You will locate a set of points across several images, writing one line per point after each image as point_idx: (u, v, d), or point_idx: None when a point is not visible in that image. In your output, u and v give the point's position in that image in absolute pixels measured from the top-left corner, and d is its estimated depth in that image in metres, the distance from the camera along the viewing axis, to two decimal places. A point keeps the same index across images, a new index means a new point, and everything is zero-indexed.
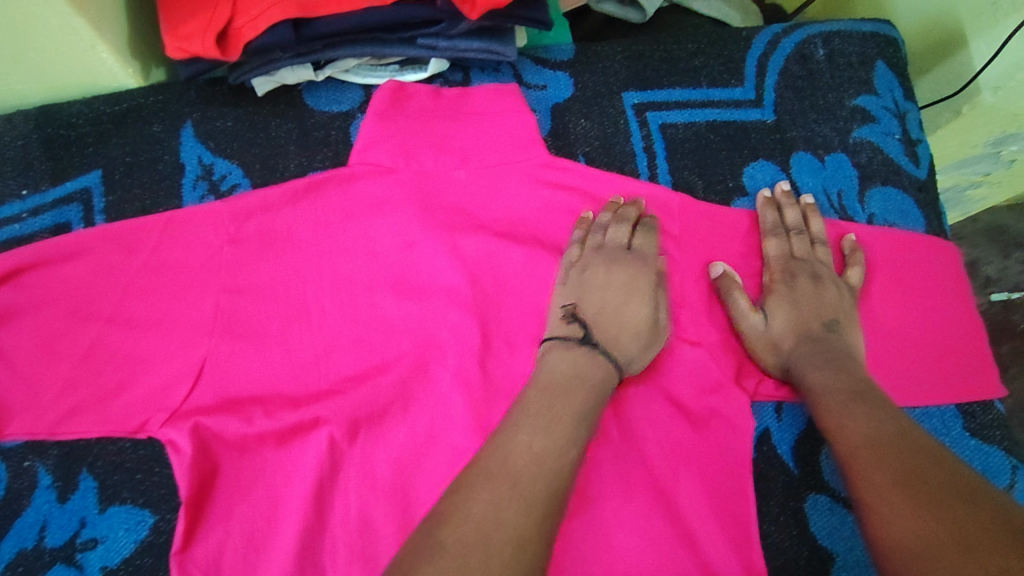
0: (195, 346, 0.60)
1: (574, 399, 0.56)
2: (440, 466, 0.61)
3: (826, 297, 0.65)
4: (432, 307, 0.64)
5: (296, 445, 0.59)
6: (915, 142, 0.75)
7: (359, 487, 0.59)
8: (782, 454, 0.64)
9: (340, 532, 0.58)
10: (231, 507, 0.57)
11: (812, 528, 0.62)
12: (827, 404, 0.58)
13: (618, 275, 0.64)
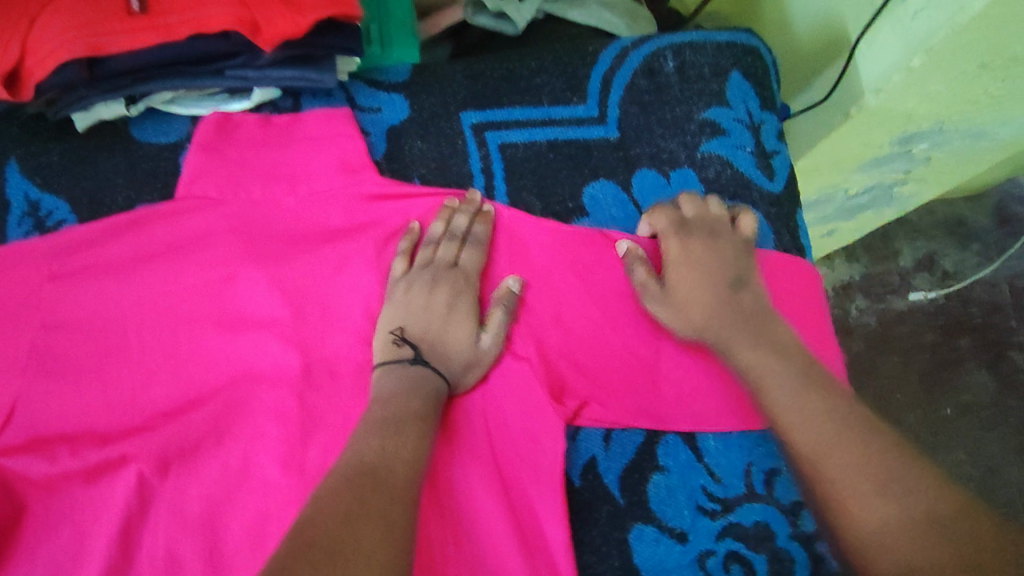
0: (8, 386, 0.62)
1: (378, 439, 0.56)
2: (252, 500, 0.61)
3: (721, 252, 0.66)
4: (250, 340, 0.65)
5: (105, 482, 0.61)
6: (770, 154, 0.74)
7: (167, 523, 0.60)
8: (608, 483, 0.64)
9: (147, 568, 0.59)
10: (36, 545, 0.59)
11: (635, 558, 0.62)
12: (777, 391, 0.58)
13: (446, 295, 0.64)
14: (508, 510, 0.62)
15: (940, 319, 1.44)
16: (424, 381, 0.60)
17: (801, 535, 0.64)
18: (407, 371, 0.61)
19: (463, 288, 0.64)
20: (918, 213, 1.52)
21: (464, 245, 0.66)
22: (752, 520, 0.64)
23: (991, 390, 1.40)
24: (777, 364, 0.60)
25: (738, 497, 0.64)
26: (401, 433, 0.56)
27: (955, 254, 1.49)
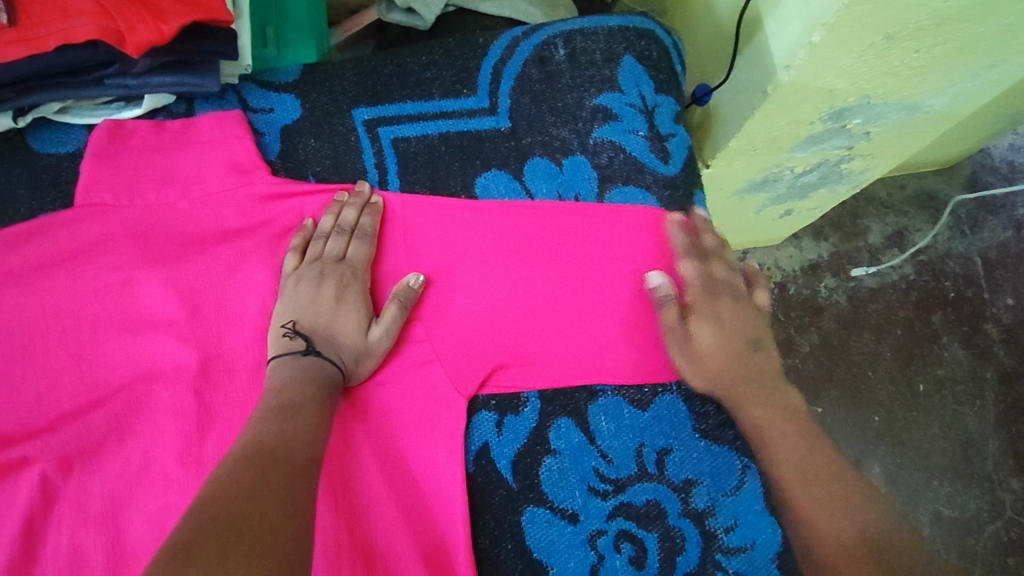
0: None
1: (269, 422, 0.56)
2: (151, 497, 0.61)
3: (748, 317, 0.66)
4: (150, 340, 0.65)
5: (9, 483, 0.61)
6: (666, 137, 0.74)
7: (71, 520, 0.60)
8: (501, 468, 0.62)
9: (51, 566, 0.59)
10: None
11: (528, 541, 0.60)
12: (753, 406, 0.63)
13: (335, 288, 0.65)
14: (401, 499, 0.62)
15: (911, 295, 1.42)
16: (315, 369, 0.61)
17: (694, 513, 0.61)
18: (299, 360, 0.61)
19: (351, 282, 0.66)
20: (888, 188, 1.50)
21: (352, 238, 0.67)
22: (643, 499, 0.62)
23: (965, 363, 1.37)
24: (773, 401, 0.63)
25: (630, 477, 0.62)
26: (299, 416, 0.57)
27: (927, 228, 1.47)
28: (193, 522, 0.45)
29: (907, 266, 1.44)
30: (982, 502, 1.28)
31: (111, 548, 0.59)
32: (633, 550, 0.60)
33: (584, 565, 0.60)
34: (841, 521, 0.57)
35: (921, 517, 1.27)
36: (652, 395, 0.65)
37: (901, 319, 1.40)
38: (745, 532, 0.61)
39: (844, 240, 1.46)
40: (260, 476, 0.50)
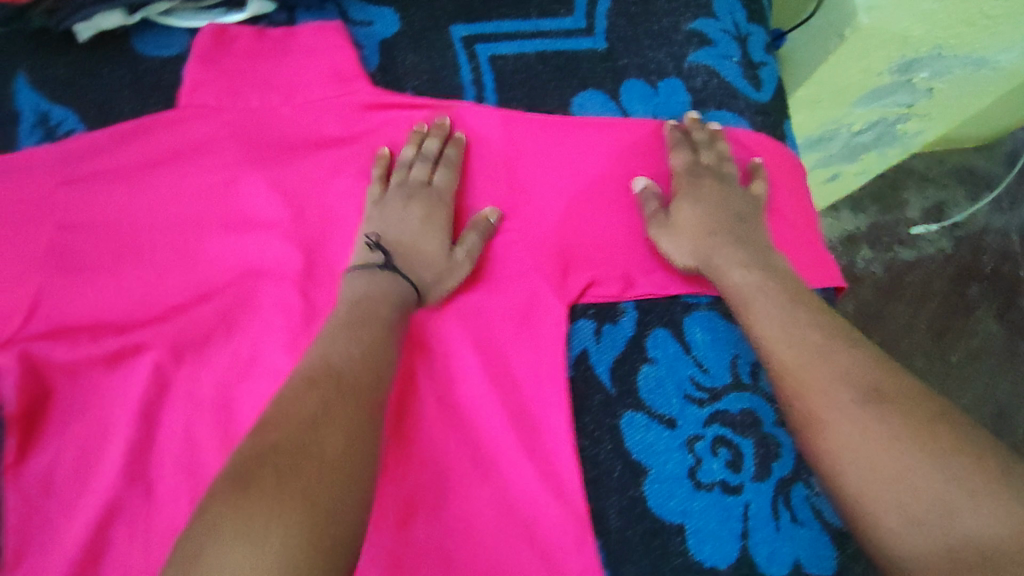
0: (27, 282, 0.65)
1: (349, 340, 0.57)
2: (260, 387, 0.63)
3: (729, 198, 0.67)
4: (255, 241, 0.67)
5: (125, 368, 0.64)
6: (757, 65, 0.75)
7: (185, 404, 0.63)
8: (600, 374, 0.64)
9: (169, 445, 0.62)
10: (66, 424, 0.62)
11: (627, 443, 0.62)
12: (733, 282, 0.63)
13: (422, 210, 0.66)
14: (504, 399, 0.63)
15: (949, 267, 1.43)
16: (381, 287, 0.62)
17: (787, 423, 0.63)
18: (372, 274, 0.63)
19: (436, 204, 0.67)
20: (927, 162, 1.51)
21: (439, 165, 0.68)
22: (738, 407, 0.63)
23: (998, 336, 1.38)
24: (815, 364, 0.56)
25: (725, 386, 0.64)
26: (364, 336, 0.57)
27: (967, 205, 1.48)
28: (262, 450, 0.47)
29: (943, 239, 1.45)
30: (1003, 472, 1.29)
31: (223, 432, 0.62)
32: (730, 454, 0.62)
33: (683, 466, 0.62)
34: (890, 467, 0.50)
35: None
36: None
37: (939, 291, 1.41)
38: None
39: (885, 208, 1.47)
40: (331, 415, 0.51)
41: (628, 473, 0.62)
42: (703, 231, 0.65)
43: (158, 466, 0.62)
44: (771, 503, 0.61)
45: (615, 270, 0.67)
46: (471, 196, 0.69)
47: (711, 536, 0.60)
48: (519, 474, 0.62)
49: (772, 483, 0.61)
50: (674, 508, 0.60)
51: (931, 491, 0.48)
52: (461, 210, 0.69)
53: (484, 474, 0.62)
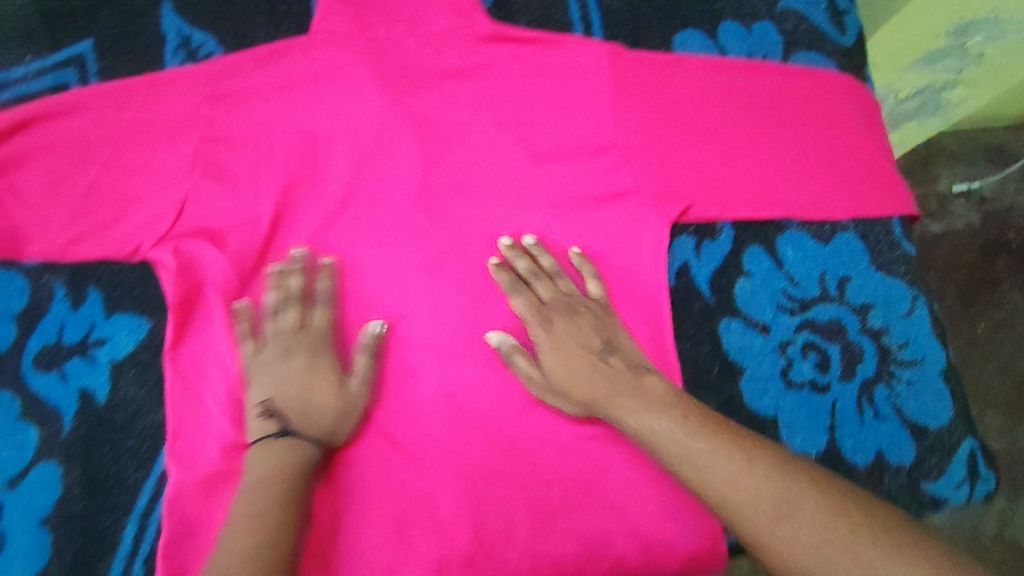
0: (176, 188, 0.68)
1: (258, 495, 0.60)
2: (388, 292, 0.70)
3: (580, 330, 0.66)
4: (383, 158, 0.73)
5: (265, 272, 0.70)
6: (843, 12, 0.81)
7: (322, 308, 0.68)
8: (700, 285, 0.70)
9: (308, 343, 0.68)
10: (213, 320, 0.68)
11: (725, 345, 0.68)
12: (629, 418, 0.62)
13: (580, 364, 0.64)
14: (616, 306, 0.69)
15: (977, 239, 1.29)
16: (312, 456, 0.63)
17: (870, 331, 0.69)
18: (312, 412, 0.64)
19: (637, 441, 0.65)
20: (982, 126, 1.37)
21: (604, 283, 0.68)
22: (825, 316, 0.69)
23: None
24: (701, 457, 0.58)
25: (814, 298, 0.70)
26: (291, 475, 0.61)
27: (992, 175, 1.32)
28: None
29: (972, 214, 1.30)
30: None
31: (356, 331, 0.69)
32: (818, 358, 0.68)
33: (775, 367, 0.68)
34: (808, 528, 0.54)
35: None
36: (831, 233, 0.72)
37: (966, 261, 1.28)
38: (916, 348, 0.69)
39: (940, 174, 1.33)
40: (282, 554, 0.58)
41: (726, 371, 0.68)
42: (573, 363, 0.65)
43: None
44: (856, 401, 0.67)
45: (718, 195, 0.70)
46: (577, 122, 0.73)
47: (801, 428, 0.66)
48: None
49: (856, 383, 0.67)
50: (768, 403, 0.67)
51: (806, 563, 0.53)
52: (574, 135, 0.72)
53: None
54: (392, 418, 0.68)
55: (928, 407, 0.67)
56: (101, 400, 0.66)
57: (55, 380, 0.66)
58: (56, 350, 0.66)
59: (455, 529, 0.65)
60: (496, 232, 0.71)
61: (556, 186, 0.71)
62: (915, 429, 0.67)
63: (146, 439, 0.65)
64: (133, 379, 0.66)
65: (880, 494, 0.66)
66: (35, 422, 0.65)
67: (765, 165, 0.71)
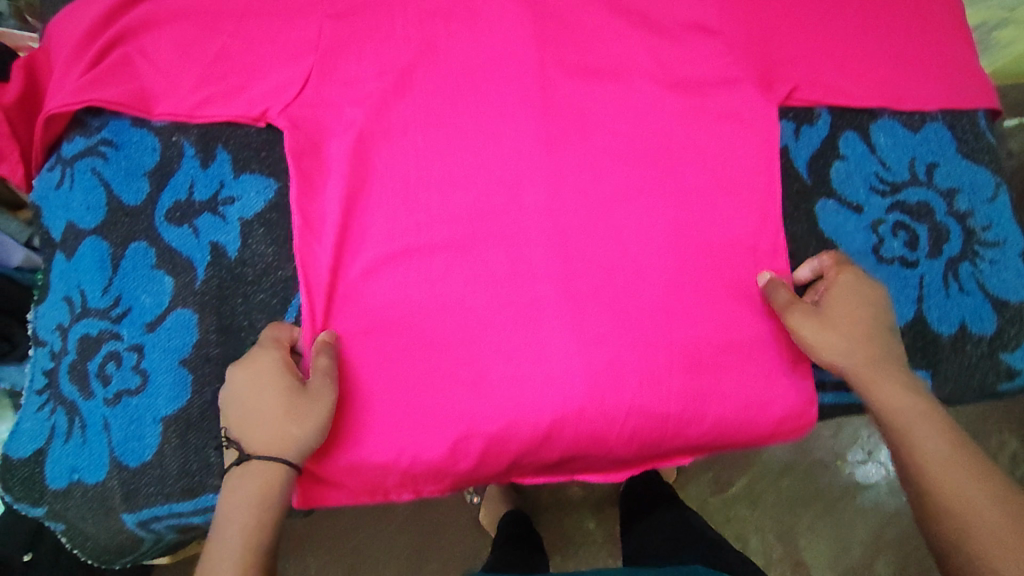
0: (303, 59, 0.70)
1: (242, 506, 0.58)
2: (504, 167, 0.72)
3: (872, 303, 0.67)
4: (500, 39, 0.74)
5: (387, 144, 0.71)
6: None
7: (440, 180, 0.71)
8: (799, 167, 0.74)
9: (428, 212, 0.71)
10: (336, 187, 0.69)
11: (820, 223, 0.73)
12: (876, 391, 0.63)
13: (859, 316, 0.65)
14: (719, 187, 0.73)
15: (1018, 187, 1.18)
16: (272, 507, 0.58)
17: (956, 214, 0.73)
18: (244, 500, 0.58)
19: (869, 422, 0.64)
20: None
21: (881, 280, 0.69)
22: (915, 199, 0.73)
23: None
24: (936, 440, 0.59)
25: (904, 182, 0.74)
26: (236, 518, 0.57)
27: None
28: None
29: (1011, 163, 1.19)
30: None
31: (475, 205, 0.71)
32: (908, 237, 0.72)
33: (869, 244, 0.72)
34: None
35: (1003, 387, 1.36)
36: (921, 122, 0.75)
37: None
38: (998, 231, 0.73)
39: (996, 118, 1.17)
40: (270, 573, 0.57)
41: (821, 248, 0.72)
42: (848, 326, 0.65)
43: (420, 227, 0.70)
44: (942, 277, 0.72)
45: (816, 80, 0.74)
46: (684, 13, 0.75)
47: (892, 299, 0.71)
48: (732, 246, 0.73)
49: (942, 262, 0.72)
50: None
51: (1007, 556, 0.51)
52: (682, 25, 0.75)
53: (696, 246, 0.72)
54: (511, 287, 0.70)
55: (1008, 283, 0.72)
56: (232, 255, 0.68)
57: (188, 234, 0.68)
58: (188, 206, 0.69)
59: (570, 385, 0.69)
60: (609, 115, 0.74)
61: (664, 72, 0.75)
62: (996, 303, 0.71)
63: (275, 292, 0.68)
64: (262, 236, 0.69)
65: (962, 362, 0.71)
66: (170, 273, 0.67)
67: (864, 56, 0.75)
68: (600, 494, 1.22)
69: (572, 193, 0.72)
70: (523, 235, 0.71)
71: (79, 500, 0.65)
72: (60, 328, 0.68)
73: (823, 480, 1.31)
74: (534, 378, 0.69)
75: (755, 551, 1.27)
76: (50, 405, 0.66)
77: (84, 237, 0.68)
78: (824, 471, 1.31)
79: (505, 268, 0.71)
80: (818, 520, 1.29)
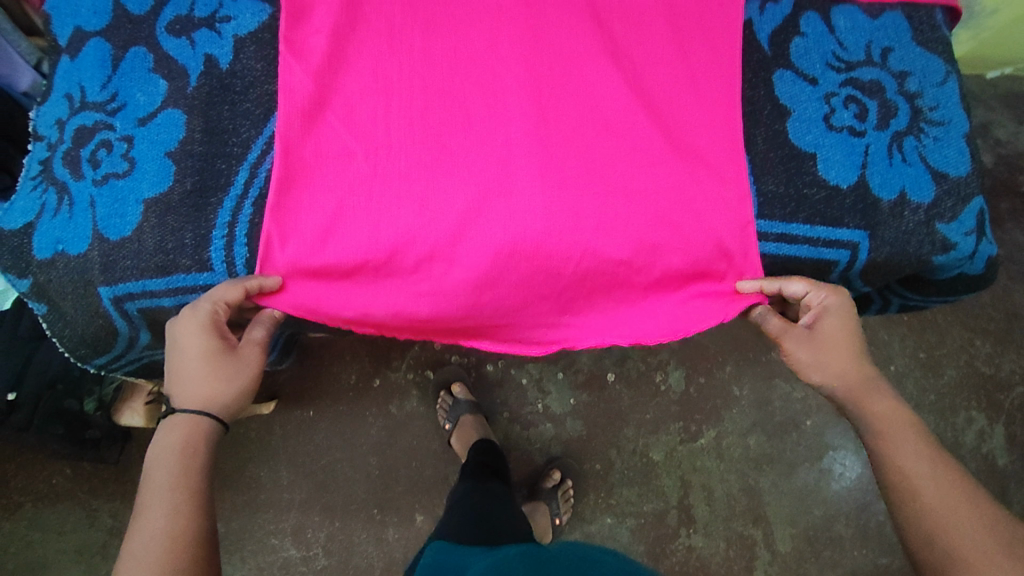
0: None
1: (170, 436, 0.66)
2: (483, 19, 0.75)
3: (846, 339, 0.73)
4: None
5: None
6: None
7: (421, 25, 0.75)
8: (760, 39, 0.78)
9: (406, 53, 0.74)
10: (322, 19, 0.73)
11: (776, 91, 0.77)
12: (872, 403, 0.70)
13: (845, 343, 0.72)
14: (688, 55, 0.77)
15: None
16: (198, 457, 0.65)
17: (906, 93, 0.78)
18: (173, 447, 0.65)
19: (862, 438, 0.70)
20: (979, 84, 1.46)
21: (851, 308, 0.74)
22: (868, 78, 0.78)
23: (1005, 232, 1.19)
24: (912, 445, 0.65)
25: (859, 61, 0.79)
26: (162, 465, 0.63)
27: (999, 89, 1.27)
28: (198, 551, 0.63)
29: None
30: (973, 359, 1.37)
31: (452, 50, 0.75)
32: (858, 110, 0.77)
33: (819, 113, 0.77)
34: (976, 522, 0.58)
35: (974, 364, 1.37)
36: (880, 10, 0.80)
37: None
38: (944, 112, 0.78)
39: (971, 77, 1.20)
40: (200, 535, 0.61)
41: (776, 112, 0.77)
42: (830, 362, 0.72)
43: (397, 65, 0.74)
44: (887, 147, 0.76)
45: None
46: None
47: (837, 162, 0.75)
48: (695, 107, 0.75)
49: (889, 133, 0.76)
50: (810, 142, 0.76)
51: (981, 543, 0.57)
52: None
53: (658, 105, 0.76)
54: (484, 127, 0.73)
55: (950, 159, 0.76)
56: (223, 66, 0.73)
57: (185, 45, 0.73)
58: (188, 20, 0.74)
59: (529, 216, 0.71)
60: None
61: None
62: (936, 175, 0.76)
63: (261, 103, 0.72)
64: (253, 53, 0.73)
65: (898, 226, 0.75)
66: (164, 78, 0.72)
67: None
68: (568, 437, 1.31)
69: (547, 46, 0.75)
70: (499, 81, 0.74)
71: (61, 274, 0.69)
72: (58, 122, 0.72)
73: (792, 439, 1.33)
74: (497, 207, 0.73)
75: (718, 501, 1.30)
76: (42, 187, 0.70)
77: (89, 39, 0.73)
78: (792, 431, 1.33)
79: (480, 109, 0.74)
80: (784, 478, 1.32)
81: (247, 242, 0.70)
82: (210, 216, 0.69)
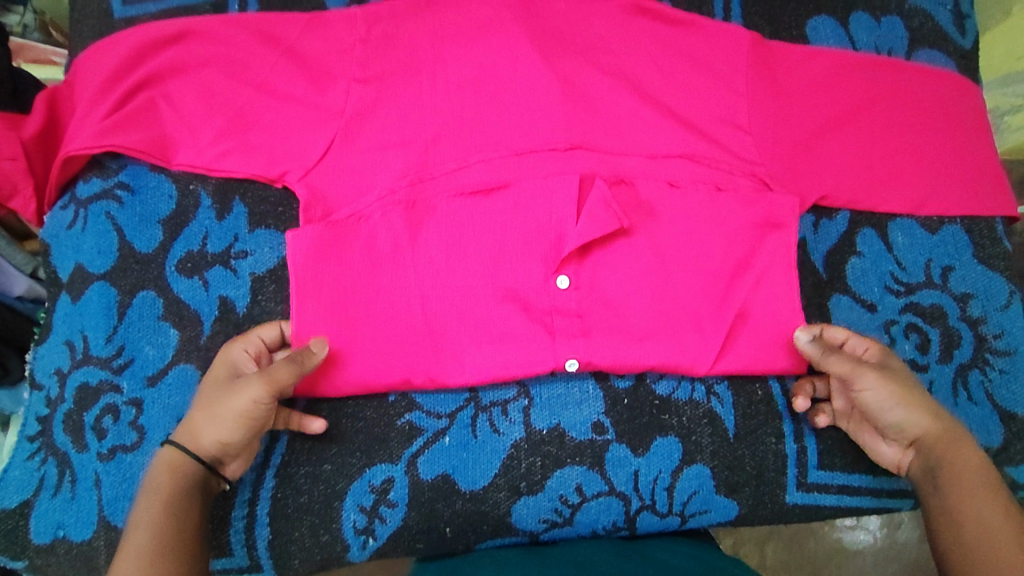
0: (324, 128, 0.66)
1: (159, 506, 0.53)
2: (524, 262, 0.64)
3: (904, 370, 0.63)
4: (535, 119, 0.67)
5: (395, 224, 0.65)
6: (964, 16, 0.82)
7: (455, 270, 0.64)
8: (815, 259, 0.74)
9: (435, 308, 0.64)
10: (342, 264, 0.64)
11: (834, 319, 0.72)
12: (954, 462, 0.58)
13: (916, 384, 0.61)
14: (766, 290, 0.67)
15: None
16: (159, 528, 0.52)
17: (969, 319, 0.73)
18: (154, 496, 0.53)
19: (926, 484, 0.59)
20: None
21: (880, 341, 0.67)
22: (929, 301, 0.73)
23: None
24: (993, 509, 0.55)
25: (919, 283, 0.74)
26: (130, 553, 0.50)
27: None
28: None
29: None
30: None
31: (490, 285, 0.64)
32: (919, 339, 0.72)
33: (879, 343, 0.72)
34: None
35: None
36: (940, 223, 0.75)
37: None
38: (1009, 339, 0.74)
39: None
40: None
41: None
42: (911, 395, 0.60)
43: (426, 325, 0.64)
44: (952, 382, 0.72)
45: (854, 182, 0.71)
46: (717, 111, 0.69)
47: None
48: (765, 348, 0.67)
49: (953, 367, 0.72)
50: None
51: None
52: (723, 107, 0.69)
53: (733, 348, 0.66)
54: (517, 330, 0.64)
55: (1017, 395, 0.73)
56: (240, 310, 0.67)
57: (198, 286, 0.67)
58: (200, 257, 0.68)
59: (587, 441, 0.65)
60: (648, 222, 0.66)
61: (700, 166, 0.68)
62: (1003, 414, 0.72)
63: None
64: (272, 294, 0.68)
65: None
66: (176, 326, 0.66)
67: (902, 164, 0.72)
68: None
69: (595, 312, 0.65)
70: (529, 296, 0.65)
71: (61, 556, 0.63)
72: (58, 372, 0.66)
73: (811, 547, 0.98)
74: (544, 470, 0.67)
75: None
76: (41, 454, 0.65)
77: (91, 282, 0.67)
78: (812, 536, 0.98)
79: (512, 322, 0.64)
80: None
81: (269, 519, 0.64)
82: (229, 491, 0.64)
